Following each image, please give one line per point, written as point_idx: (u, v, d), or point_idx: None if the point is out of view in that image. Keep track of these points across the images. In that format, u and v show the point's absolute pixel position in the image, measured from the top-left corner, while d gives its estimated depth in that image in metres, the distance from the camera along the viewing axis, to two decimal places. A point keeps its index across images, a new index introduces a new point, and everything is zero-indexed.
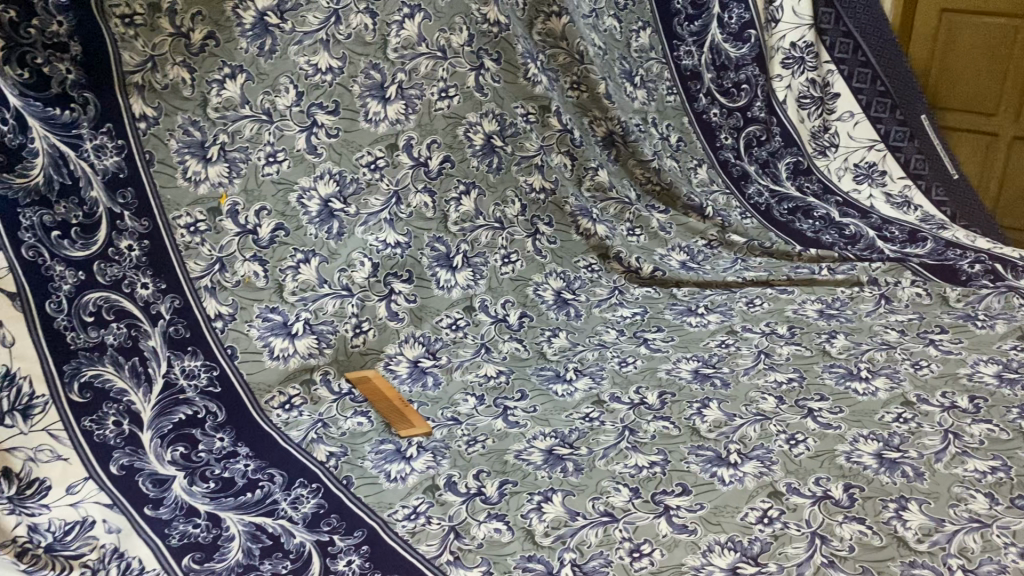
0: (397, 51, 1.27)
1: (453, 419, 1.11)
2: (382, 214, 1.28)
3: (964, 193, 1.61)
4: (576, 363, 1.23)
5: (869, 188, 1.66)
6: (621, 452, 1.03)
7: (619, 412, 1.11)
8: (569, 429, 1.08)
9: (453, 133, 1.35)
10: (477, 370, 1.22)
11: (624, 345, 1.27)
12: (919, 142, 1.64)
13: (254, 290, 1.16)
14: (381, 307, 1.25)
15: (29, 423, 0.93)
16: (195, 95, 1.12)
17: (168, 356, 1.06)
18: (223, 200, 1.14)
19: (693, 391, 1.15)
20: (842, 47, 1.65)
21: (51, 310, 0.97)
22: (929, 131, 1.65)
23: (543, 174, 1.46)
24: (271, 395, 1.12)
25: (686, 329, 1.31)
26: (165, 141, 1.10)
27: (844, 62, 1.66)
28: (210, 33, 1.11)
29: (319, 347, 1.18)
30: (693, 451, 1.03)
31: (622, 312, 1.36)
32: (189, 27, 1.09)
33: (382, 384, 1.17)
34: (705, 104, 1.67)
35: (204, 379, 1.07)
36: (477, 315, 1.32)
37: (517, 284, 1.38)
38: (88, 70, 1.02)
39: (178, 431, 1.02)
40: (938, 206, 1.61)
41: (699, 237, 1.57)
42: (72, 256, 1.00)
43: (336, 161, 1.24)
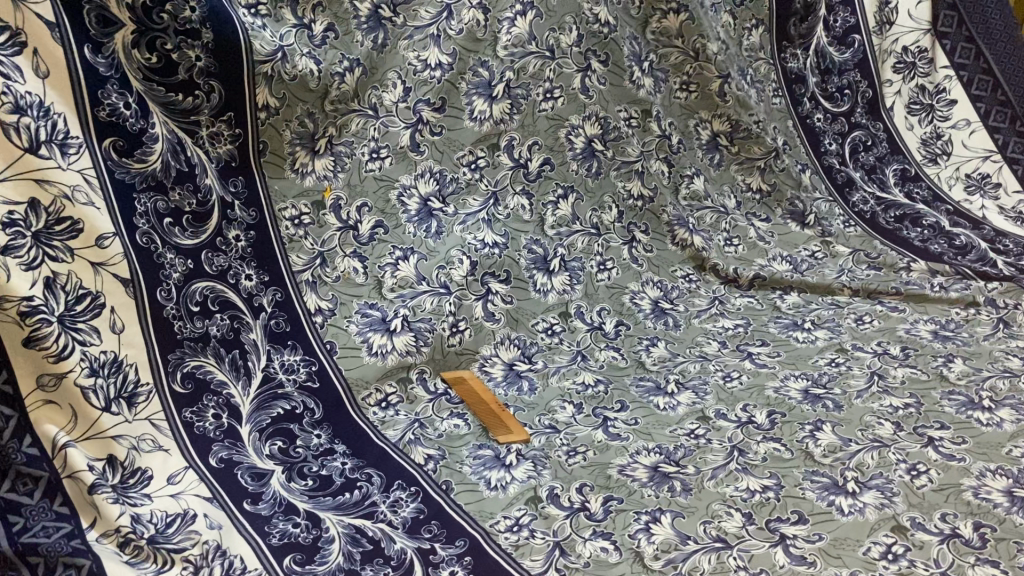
0: (507, 49, 1.23)
1: (551, 427, 1.07)
2: (480, 214, 1.26)
3: None
4: (678, 375, 1.18)
5: (981, 200, 1.54)
6: (731, 474, 0.99)
7: (726, 430, 1.06)
8: (674, 445, 1.03)
9: (555, 135, 1.31)
10: (575, 378, 1.17)
11: (728, 358, 1.22)
12: None
13: (353, 286, 1.17)
14: (478, 307, 1.23)
15: (134, 412, 0.92)
16: (319, 87, 1.11)
17: (268, 349, 1.06)
18: (327, 194, 1.15)
19: (804, 412, 1.10)
20: (963, 52, 1.49)
21: (162, 299, 0.97)
22: None
23: (643, 180, 1.41)
24: (368, 392, 1.11)
25: (792, 345, 1.26)
26: (281, 132, 1.11)
27: (964, 68, 1.50)
28: (331, 26, 1.09)
29: (416, 345, 1.17)
30: (808, 477, 0.98)
31: (723, 323, 1.31)
32: (312, 18, 1.08)
33: (478, 386, 1.14)
34: (810, 108, 1.56)
35: (303, 374, 1.07)
36: (574, 322, 1.28)
37: (613, 292, 1.34)
38: (219, 58, 1.03)
39: (276, 425, 1.01)
40: None
41: (801, 246, 1.52)
42: (182, 244, 1.01)
43: (437, 160, 1.22)
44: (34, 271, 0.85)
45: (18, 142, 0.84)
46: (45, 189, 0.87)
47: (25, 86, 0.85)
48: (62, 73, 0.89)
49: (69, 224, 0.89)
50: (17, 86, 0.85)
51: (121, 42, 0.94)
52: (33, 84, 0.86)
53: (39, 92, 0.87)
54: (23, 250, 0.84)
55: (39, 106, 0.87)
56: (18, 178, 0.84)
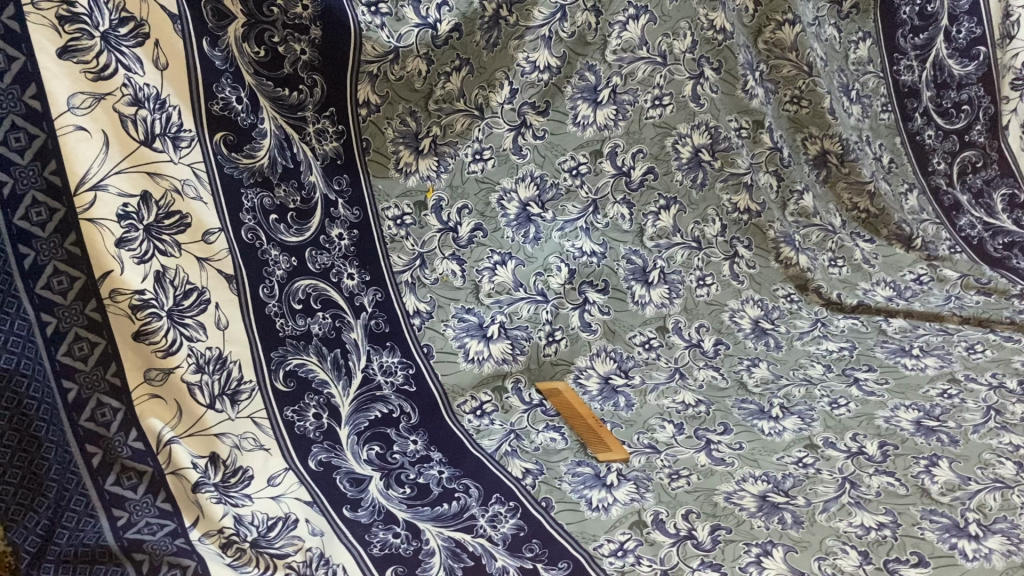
0: (616, 53, 1.20)
1: (651, 447, 1.05)
2: (579, 221, 1.24)
3: None
4: (783, 399, 1.15)
5: None
6: (844, 508, 0.94)
7: (836, 460, 1.03)
8: (782, 474, 1.00)
9: (661, 144, 1.27)
10: (674, 397, 1.13)
11: (833, 384, 1.18)
12: None
13: (451, 289, 1.14)
14: (574, 316, 1.20)
15: (236, 410, 0.91)
16: (423, 88, 1.11)
17: (368, 350, 1.05)
18: (430, 194, 1.14)
19: (918, 445, 1.05)
20: None
21: (264, 296, 0.96)
22: None
23: (751, 194, 1.36)
24: (464, 400, 1.08)
25: (901, 372, 1.20)
26: (383, 129, 1.10)
27: None
28: (455, 26, 1.08)
29: (513, 353, 1.14)
30: (926, 516, 0.93)
31: (826, 347, 1.26)
32: (438, 18, 1.07)
33: (574, 399, 1.10)
34: (921, 124, 1.54)
35: (400, 377, 1.06)
36: (671, 338, 1.24)
37: (713, 309, 1.30)
38: (322, 53, 1.02)
39: (374, 429, 0.99)
40: None
41: (906, 270, 1.46)
42: (287, 242, 0.99)
43: (539, 164, 1.20)
44: (145, 264, 0.84)
45: (134, 135, 0.83)
46: (157, 182, 0.86)
47: (144, 78, 0.84)
48: (179, 64, 0.88)
49: (179, 218, 0.87)
50: (137, 78, 0.83)
51: (234, 34, 0.93)
52: (150, 76, 0.85)
53: (156, 83, 0.86)
54: (136, 243, 0.83)
55: (155, 98, 0.86)
56: (133, 171, 0.83)
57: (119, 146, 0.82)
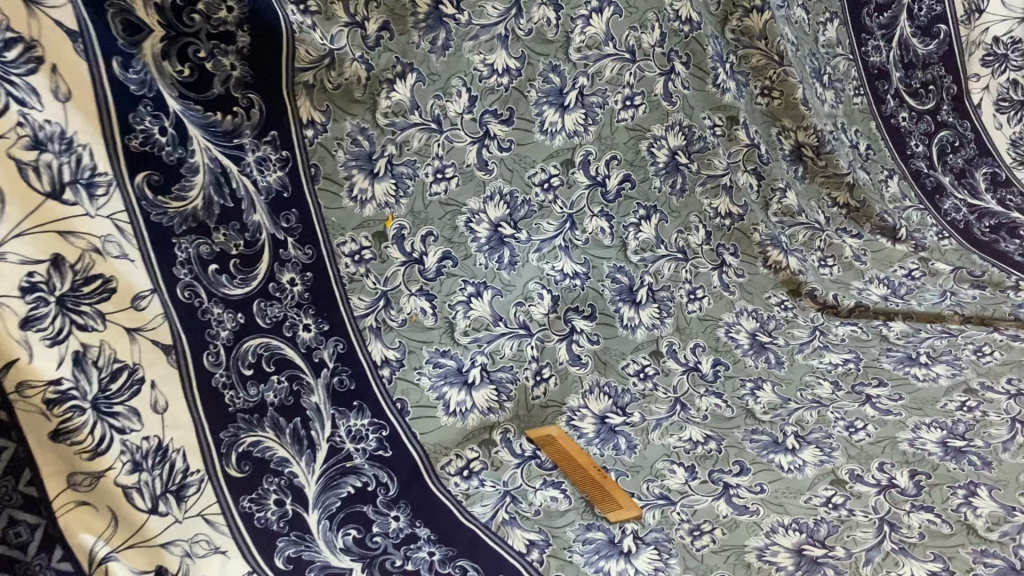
0: (581, 51, 1.08)
1: (664, 497, 0.93)
2: (557, 239, 1.10)
3: None
4: (796, 425, 1.04)
5: None
6: (889, 557, 0.84)
7: (868, 498, 0.92)
8: (814, 520, 0.89)
9: (635, 148, 1.15)
10: (680, 434, 1.02)
11: (845, 404, 1.08)
12: None
13: (422, 330, 0.99)
14: (562, 350, 1.07)
15: (184, 508, 0.75)
16: (365, 97, 0.95)
17: (332, 414, 0.89)
18: (389, 223, 0.99)
19: (951, 471, 0.95)
20: None
21: (209, 365, 0.80)
22: None
23: (731, 197, 1.25)
24: (449, 460, 0.94)
25: (914, 385, 1.11)
26: (333, 152, 0.94)
27: None
28: (384, 24, 0.94)
29: (499, 400, 1.00)
30: (978, 558, 0.84)
31: (829, 360, 1.16)
32: (365, 15, 0.92)
33: (572, 447, 0.98)
34: (894, 106, 1.46)
35: (373, 443, 0.91)
36: (666, 363, 1.11)
37: (706, 325, 1.18)
38: (255, 67, 0.86)
39: (347, 509, 0.84)
40: None
41: (896, 265, 1.37)
42: (230, 296, 0.84)
43: (507, 179, 1.06)
44: (60, 345, 0.68)
45: (36, 186, 0.67)
46: (70, 242, 0.69)
47: (44, 114, 0.68)
48: (87, 94, 0.72)
49: (100, 283, 0.71)
50: (34, 114, 0.67)
51: (150, 52, 0.77)
52: (51, 110, 0.69)
53: (60, 119, 0.70)
54: (46, 320, 0.67)
55: (60, 137, 0.70)
56: (37, 231, 0.67)
57: (16, 202, 0.66)
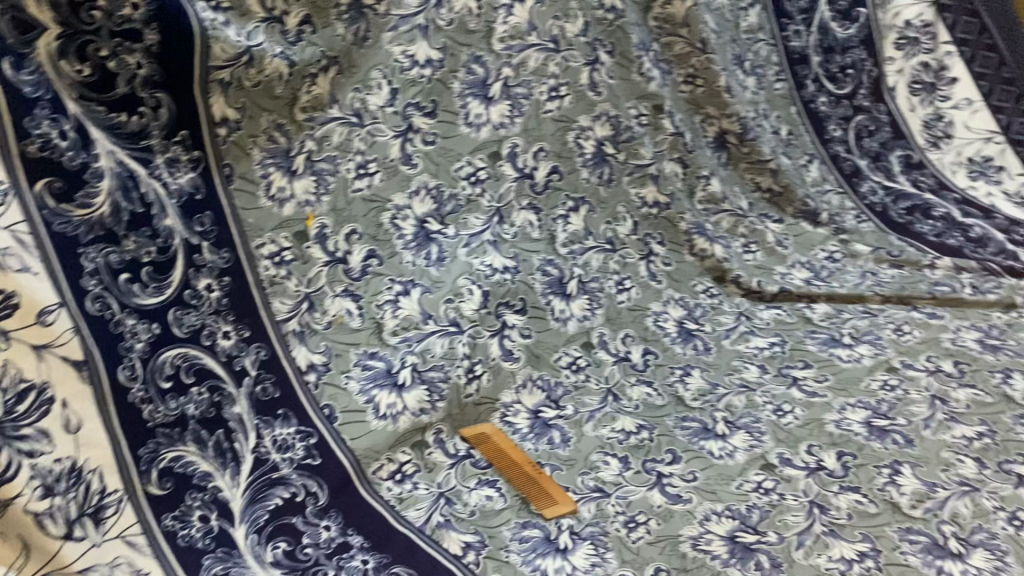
0: (505, 42, 1.06)
1: (599, 490, 0.93)
2: (485, 234, 1.08)
3: None
4: (725, 411, 1.05)
5: (985, 185, 1.43)
6: (820, 540, 0.86)
7: (798, 481, 0.94)
8: (746, 506, 0.90)
9: (563, 139, 1.14)
10: (612, 425, 1.01)
11: (772, 387, 1.10)
12: None
13: (348, 332, 0.96)
14: (494, 345, 1.05)
15: (102, 531, 0.72)
16: (285, 93, 0.92)
17: (256, 425, 0.86)
18: (311, 221, 0.95)
19: (876, 451, 0.98)
20: (966, 26, 1.36)
21: (125, 379, 0.77)
22: None
23: (658, 185, 1.25)
24: (380, 464, 0.91)
25: (838, 366, 1.14)
26: (248, 150, 0.91)
27: (967, 44, 1.37)
28: (306, 18, 0.90)
29: (431, 401, 0.97)
30: (904, 536, 0.86)
31: (756, 344, 1.17)
32: (285, 10, 0.89)
33: (505, 443, 0.97)
34: (813, 91, 1.48)
35: (300, 451, 0.88)
36: (598, 354, 1.10)
37: (635, 314, 1.17)
38: (164, 66, 0.82)
39: (276, 521, 0.82)
40: None
41: (817, 248, 1.39)
42: (144, 305, 0.80)
43: (433, 173, 1.04)
44: None
45: None
46: None
47: None
48: None
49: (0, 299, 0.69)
50: None
51: (46, 51, 0.73)
52: None
53: None
54: None
55: None
56: None
57: None
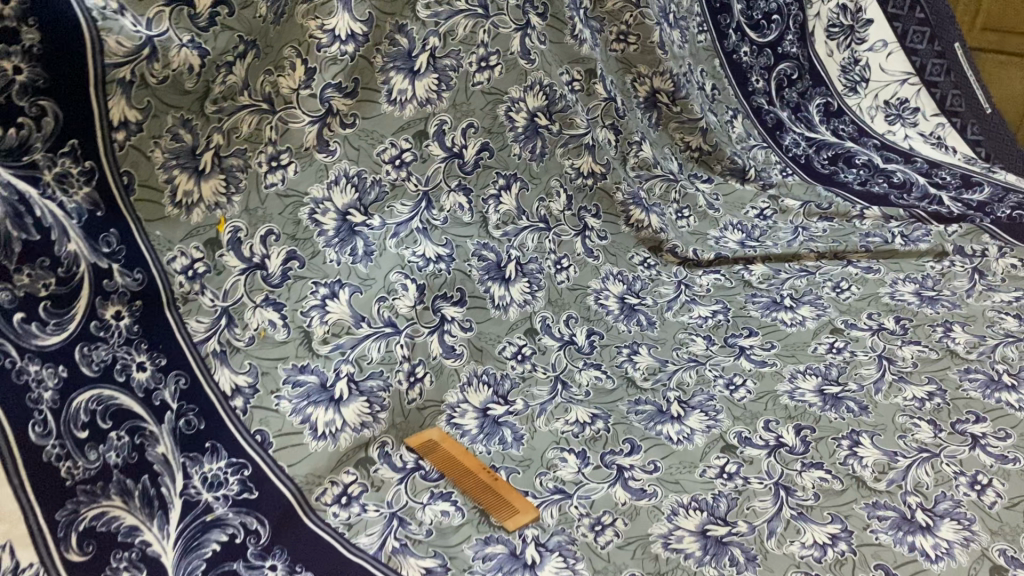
0: (429, 8, 0.97)
1: (559, 491, 0.88)
2: (414, 221, 0.99)
3: (1003, 136, 1.48)
4: (677, 390, 1.01)
5: (902, 129, 1.53)
6: (791, 525, 0.83)
7: (760, 462, 0.91)
8: (712, 495, 0.87)
9: (493, 114, 1.06)
10: (565, 417, 0.96)
11: (721, 359, 1.06)
12: (962, 80, 1.49)
13: (274, 347, 0.88)
14: (433, 343, 0.97)
15: None
16: (196, 87, 0.84)
17: (182, 463, 0.77)
18: (222, 226, 0.87)
19: (833, 422, 0.96)
20: None
21: (36, 436, 0.67)
22: (963, 61, 1.50)
23: (593, 155, 1.19)
24: (323, 489, 0.83)
25: (783, 331, 1.11)
26: (149, 153, 0.82)
27: None
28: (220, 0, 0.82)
29: (372, 412, 0.90)
30: (872, 513, 0.85)
31: (698, 314, 1.13)
32: None
33: (454, 450, 0.90)
34: (736, 40, 1.46)
35: (234, 486, 0.79)
36: (542, 340, 1.05)
37: (576, 295, 1.12)
38: (49, 68, 0.72)
39: (216, 570, 0.72)
40: (972, 145, 1.49)
41: (748, 206, 1.37)
42: (47, 347, 0.71)
43: (353, 159, 0.95)
44: None
45: None
46: None
47: None
48: None
49: None
50: None
51: None
52: None
53: None
54: None
55: None
56: None
57: None
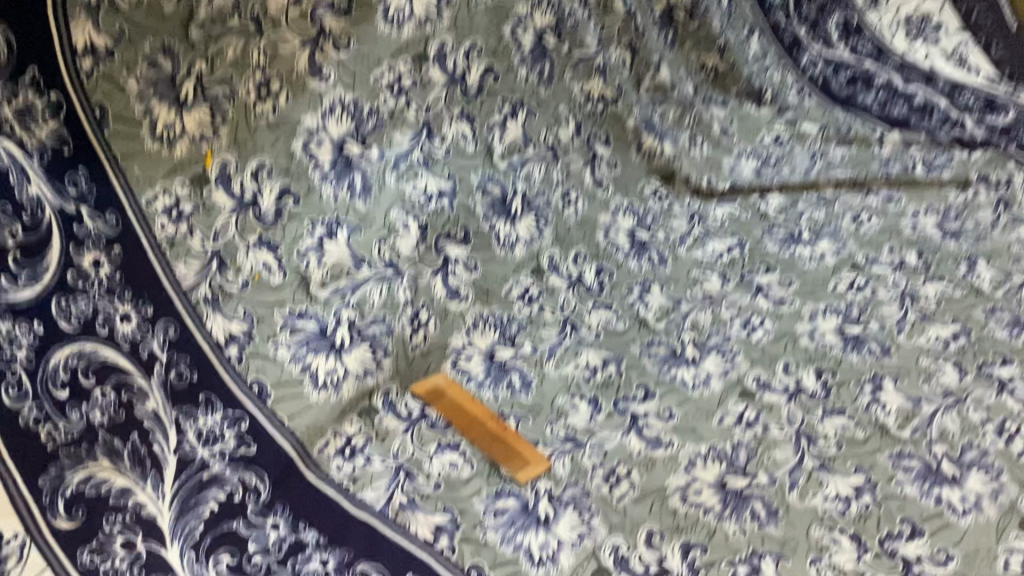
0: None
1: (571, 439, 0.84)
2: (414, 153, 0.92)
3: None
4: (692, 331, 0.96)
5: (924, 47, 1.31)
6: (813, 477, 0.80)
7: (779, 409, 0.87)
8: (731, 445, 0.83)
9: (498, 34, 0.98)
10: (576, 361, 0.91)
11: (737, 298, 1.01)
12: None
13: (270, 291, 0.82)
14: (437, 285, 0.93)
15: None
16: (176, 11, 0.79)
17: (175, 418, 0.73)
18: (209, 161, 0.80)
19: (855, 365, 0.92)
20: None
21: (11, 399, 0.67)
22: None
23: (605, 79, 1.12)
24: (325, 441, 0.78)
25: (801, 268, 1.06)
26: (124, 84, 0.77)
27: None
28: None
29: (376, 359, 0.85)
30: (897, 463, 0.82)
31: (713, 250, 1.08)
32: None
33: (460, 396, 0.85)
34: None
35: (231, 439, 0.75)
36: (550, 280, 0.99)
37: (585, 230, 1.06)
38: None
39: (214, 530, 0.69)
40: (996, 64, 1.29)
41: (763, 131, 1.29)
42: (19, 301, 0.69)
43: (348, 86, 0.85)
44: None
45: None
46: None
47: None
48: None
49: None
50: None
51: None
52: None
53: None
54: None
55: None
56: None
57: None
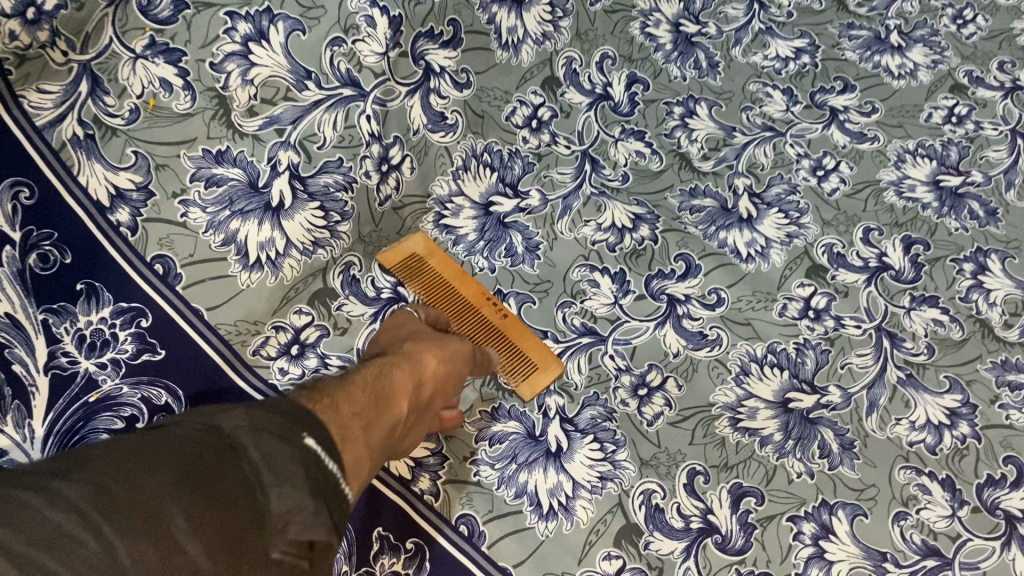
0: None
1: (589, 333, 0.64)
2: None
3: None
4: (748, 175, 0.73)
5: None
6: (897, 395, 0.62)
7: (857, 296, 0.67)
8: (795, 347, 0.64)
9: None
10: (598, 218, 0.70)
11: (806, 129, 0.76)
12: None
13: (170, 124, 0.57)
14: (415, 111, 0.67)
15: None
16: None
17: (43, 321, 0.51)
18: None
19: (955, 235, 0.71)
20: None
21: None
22: None
23: None
24: (263, 341, 0.58)
25: (888, 86, 0.79)
26: None
27: None
28: None
29: (329, 223, 0.62)
30: (1003, 380, 0.63)
31: (777, 53, 0.80)
32: None
33: (444, 267, 0.66)
34: None
35: (130, 343, 0.53)
36: (566, 95, 0.75)
37: (616, 21, 0.80)
38: None
39: None
40: None
41: None
42: None
43: None
44: None
45: None
46: None
47: None
48: None
49: None
50: None
51: None
52: None
53: None
54: None
55: None
56: None
57: None
